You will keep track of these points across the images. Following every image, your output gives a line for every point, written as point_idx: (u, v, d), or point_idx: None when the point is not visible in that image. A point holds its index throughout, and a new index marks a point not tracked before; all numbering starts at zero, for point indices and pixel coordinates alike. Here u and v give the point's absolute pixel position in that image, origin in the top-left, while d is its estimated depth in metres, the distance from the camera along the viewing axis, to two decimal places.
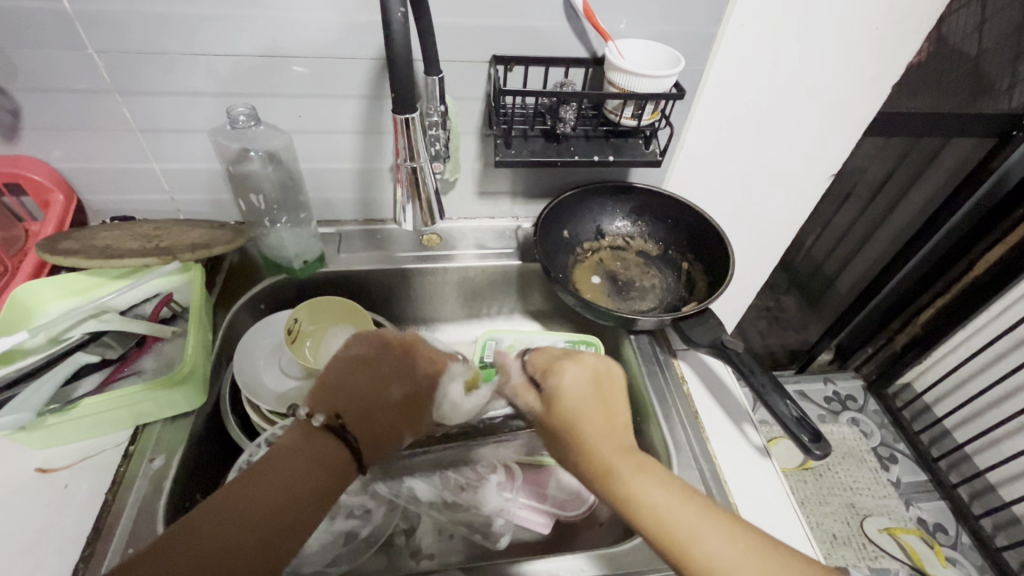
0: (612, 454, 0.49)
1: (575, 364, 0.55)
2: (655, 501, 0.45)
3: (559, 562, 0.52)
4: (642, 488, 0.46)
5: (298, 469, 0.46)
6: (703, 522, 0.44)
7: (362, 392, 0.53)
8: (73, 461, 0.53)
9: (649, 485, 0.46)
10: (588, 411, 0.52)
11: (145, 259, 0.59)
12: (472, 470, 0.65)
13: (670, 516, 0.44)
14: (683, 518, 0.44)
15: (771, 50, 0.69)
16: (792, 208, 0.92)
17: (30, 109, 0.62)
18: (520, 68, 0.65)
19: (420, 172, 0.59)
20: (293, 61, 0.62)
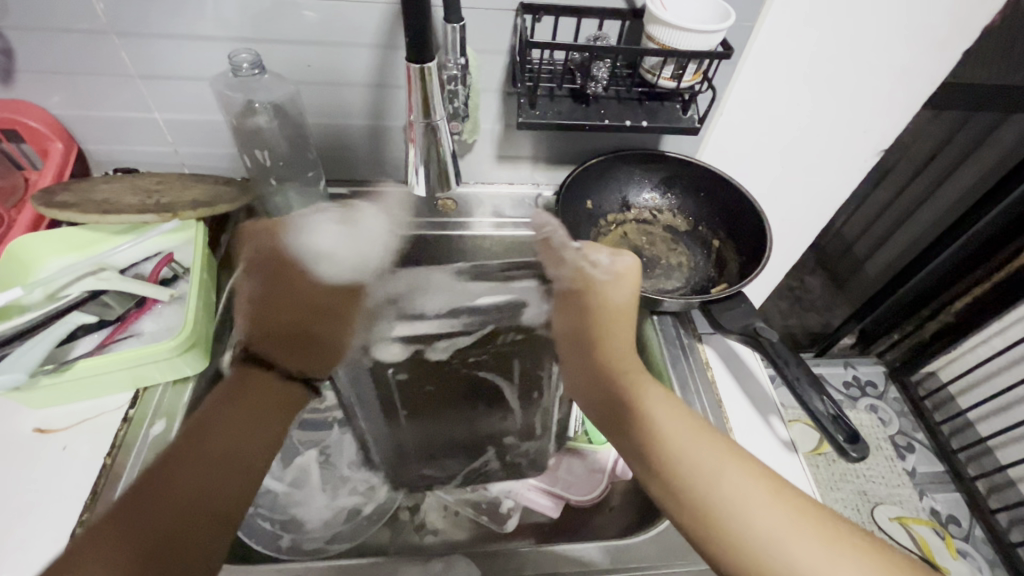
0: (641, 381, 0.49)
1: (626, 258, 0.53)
2: (667, 425, 0.47)
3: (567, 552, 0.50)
4: (663, 417, 0.47)
5: (251, 408, 0.48)
6: (725, 464, 0.44)
7: (282, 321, 0.53)
8: (71, 423, 0.51)
9: (664, 411, 0.47)
10: (618, 332, 0.52)
11: (144, 216, 0.56)
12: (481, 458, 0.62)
13: (683, 446, 0.45)
14: (702, 456, 0.44)
15: (833, 5, 0.62)
16: (834, 186, 0.85)
17: (24, 50, 0.58)
18: (550, 18, 0.59)
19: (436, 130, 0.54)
20: (302, 4, 0.57)
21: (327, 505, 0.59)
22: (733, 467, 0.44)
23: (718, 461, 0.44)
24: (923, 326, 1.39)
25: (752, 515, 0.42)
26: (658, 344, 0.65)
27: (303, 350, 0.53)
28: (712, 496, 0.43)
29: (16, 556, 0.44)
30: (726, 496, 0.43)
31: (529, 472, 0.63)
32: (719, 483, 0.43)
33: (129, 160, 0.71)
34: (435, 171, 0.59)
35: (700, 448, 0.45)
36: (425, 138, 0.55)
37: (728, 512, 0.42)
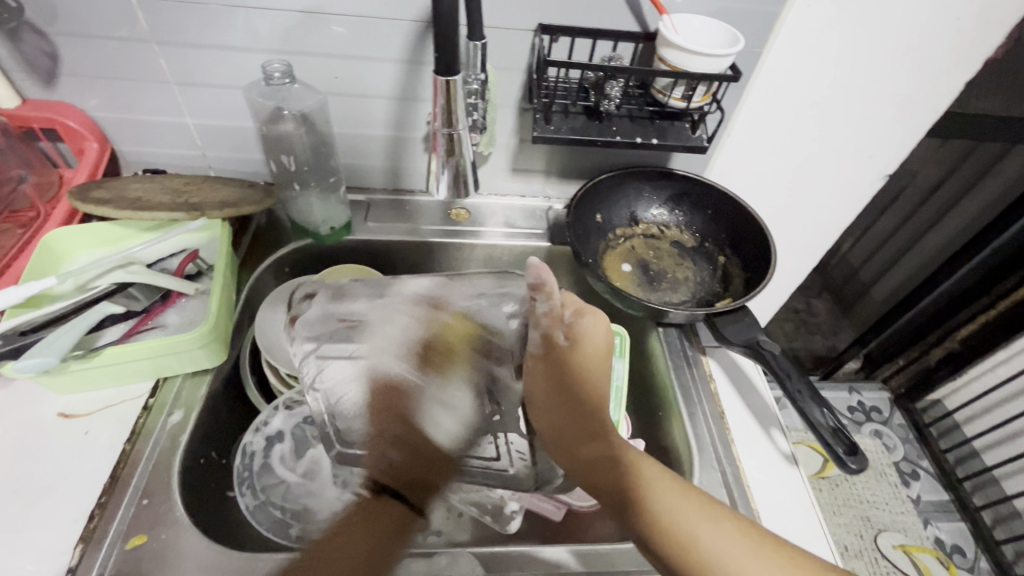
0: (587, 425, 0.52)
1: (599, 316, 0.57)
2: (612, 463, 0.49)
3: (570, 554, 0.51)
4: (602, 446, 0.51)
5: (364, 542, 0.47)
6: (667, 487, 0.47)
7: (423, 452, 0.53)
8: (94, 409, 0.53)
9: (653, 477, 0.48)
10: (558, 380, 0.55)
11: (173, 214, 0.59)
12: None
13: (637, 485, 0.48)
14: (649, 480, 0.48)
15: (835, 35, 0.64)
16: (838, 208, 0.87)
17: (69, 55, 0.62)
18: (566, 39, 0.62)
19: (457, 139, 0.56)
20: (332, 20, 0.60)
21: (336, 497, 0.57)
22: (674, 492, 0.47)
23: (665, 490, 0.47)
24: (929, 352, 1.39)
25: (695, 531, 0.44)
26: (663, 355, 0.67)
27: (402, 477, 0.51)
28: (688, 534, 0.44)
29: (36, 535, 0.45)
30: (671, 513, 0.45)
31: None
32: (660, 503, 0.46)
33: (159, 161, 0.74)
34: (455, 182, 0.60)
35: (646, 477, 0.48)
36: (446, 148, 0.57)
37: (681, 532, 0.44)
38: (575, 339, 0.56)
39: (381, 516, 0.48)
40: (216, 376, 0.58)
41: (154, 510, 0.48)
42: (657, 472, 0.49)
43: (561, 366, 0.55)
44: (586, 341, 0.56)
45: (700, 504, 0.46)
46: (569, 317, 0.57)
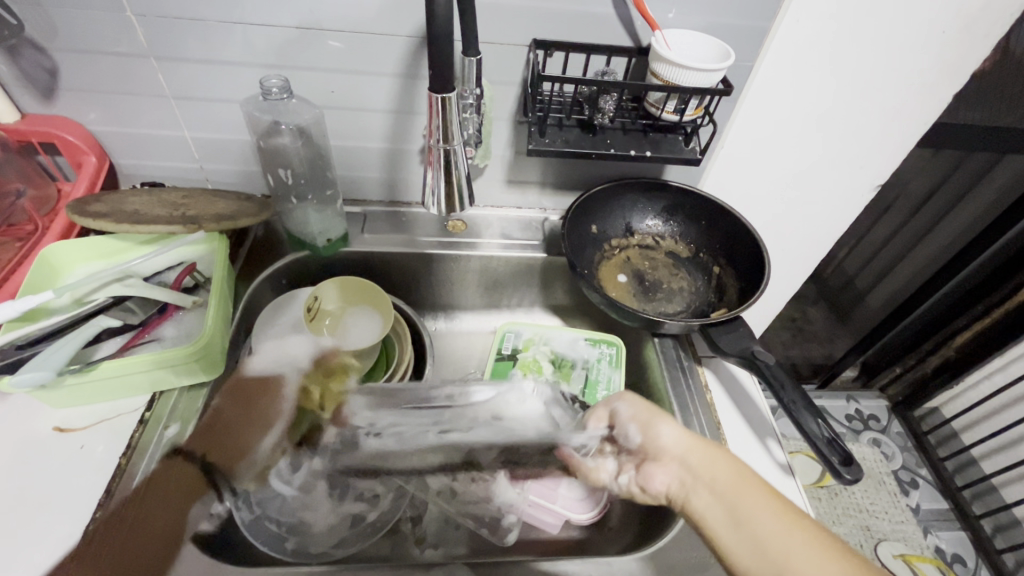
0: (695, 440, 0.51)
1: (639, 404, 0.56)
2: (729, 478, 0.48)
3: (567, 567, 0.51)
4: (714, 460, 0.49)
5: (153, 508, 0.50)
6: (781, 510, 0.45)
7: (234, 428, 0.57)
8: (90, 423, 0.53)
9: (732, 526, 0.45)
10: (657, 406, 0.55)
11: (170, 227, 0.59)
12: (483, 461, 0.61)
13: (740, 503, 0.46)
14: (766, 506, 0.45)
15: (825, 49, 0.66)
16: (832, 217, 0.88)
17: (68, 70, 0.62)
18: (560, 54, 0.63)
19: (453, 154, 0.56)
20: (329, 35, 0.61)
21: (331, 510, 0.57)
22: (789, 516, 0.44)
23: (774, 514, 0.44)
24: (925, 360, 1.39)
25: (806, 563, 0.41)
26: (659, 366, 0.67)
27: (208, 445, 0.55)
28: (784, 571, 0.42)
29: (29, 551, 0.45)
30: (777, 538, 0.43)
31: (532, 487, 0.61)
32: (770, 527, 0.44)
33: (156, 174, 0.75)
34: (450, 194, 0.59)
35: (760, 498, 0.46)
36: (442, 160, 0.56)
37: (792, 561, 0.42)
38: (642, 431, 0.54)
39: (172, 506, 0.51)
40: (212, 390, 0.58)
41: None
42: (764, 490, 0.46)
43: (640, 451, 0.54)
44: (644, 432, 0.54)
45: (810, 528, 0.44)
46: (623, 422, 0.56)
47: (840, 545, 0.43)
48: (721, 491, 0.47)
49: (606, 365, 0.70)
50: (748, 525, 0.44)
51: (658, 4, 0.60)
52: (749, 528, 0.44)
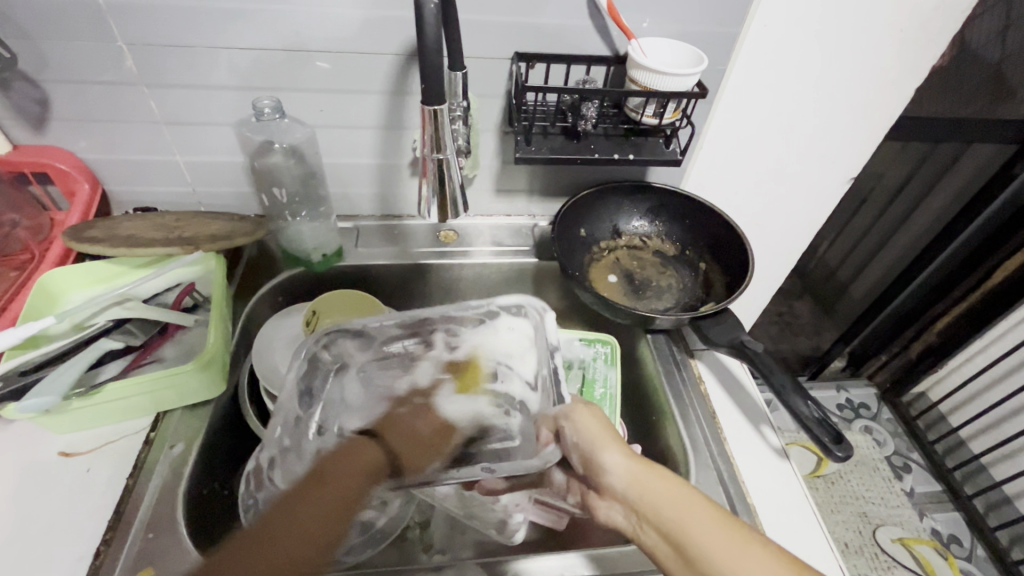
0: (637, 472, 0.48)
1: (575, 424, 0.52)
2: (675, 516, 0.45)
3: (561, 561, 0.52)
4: (655, 493, 0.47)
5: (353, 470, 0.45)
6: (729, 542, 0.43)
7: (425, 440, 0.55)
8: (95, 446, 0.54)
9: (702, 541, 0.43)
10: (603, 434, 0.51)
11: (168, 248, 0.60)
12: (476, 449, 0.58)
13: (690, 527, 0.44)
14: (712, 541, 0.43)
15: (791, 51, 0.69)
16: (810, 210, 0.91)
17: (58, 100, 0.63)
18: (542, 65, 0.66)
19: (446, 164, 0.57)
20: (317, 56, 0.63)
21: None
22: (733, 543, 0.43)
23: (718, 546, 0.43)
24: (909, 347, 1.43)
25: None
26: (653, 362, 0.68)
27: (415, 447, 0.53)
28: None
29: None
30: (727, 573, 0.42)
31: None
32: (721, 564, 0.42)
33: (149, 200, 0.76)
34: (443, 202, 0.61)
35: (702, 531, 0.44)
36: (436, 174, 0.58)
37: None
38: (585, 453, 0.51)
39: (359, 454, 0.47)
40: (216, 407, 0.59)
41: (159, 544, 0.48)
42: (704, 516, 0.45)
43: (594, 479, 0.51)
44: (596, 458, 0.50)
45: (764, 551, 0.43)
46: (565, 441, 0.53)
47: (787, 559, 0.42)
48: (667, 531, 0.45)
49: (602, 363, 0.71)
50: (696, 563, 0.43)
51: (632, 14, 0.63)
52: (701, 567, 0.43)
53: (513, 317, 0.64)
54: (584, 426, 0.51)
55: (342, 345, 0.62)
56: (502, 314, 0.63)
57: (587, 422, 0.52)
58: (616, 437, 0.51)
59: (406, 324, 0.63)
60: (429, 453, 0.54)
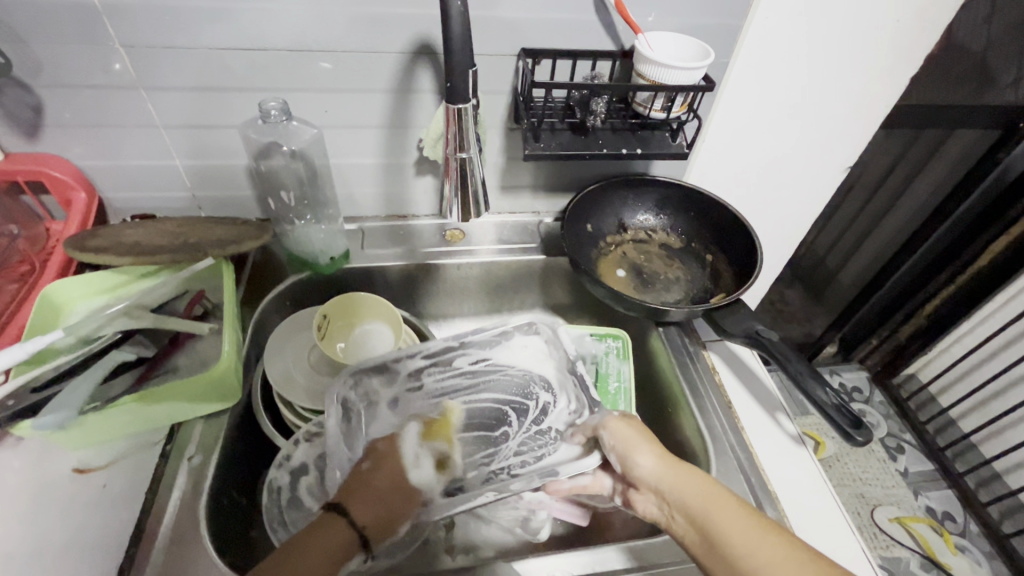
0: (669, 467, 0.50)
1: (612, 424, 0.53)
2: (701, 505, 0.47)
3: (590, 558, 0.53)
4: (682, 486, 0.48)
5: (327, 544, 0.44)
6: (751, 531, 0.44)
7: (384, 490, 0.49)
8: (111, 461, 0.52)
9: (726, 529, 0.45)
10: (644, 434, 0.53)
11: (174, 256, 0.59)
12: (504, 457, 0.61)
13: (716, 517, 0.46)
14: (737, 526, 0.45)
15: (791, 40, 0.69)
16: (808, 199, 0.93)
17: (53, 105, 0.61)
18: (548, 60, 0.65)
19: (469, 162, 0.58)
20: (321, 56, 0.62)
21: None
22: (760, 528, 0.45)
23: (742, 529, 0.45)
24: (898, 330, 1.47)
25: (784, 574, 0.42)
26: (666, 355, 0.69)
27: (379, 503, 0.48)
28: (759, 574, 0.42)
29: None
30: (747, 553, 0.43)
31: None
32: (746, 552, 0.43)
33: (146, 206, 0.74)
34: (464, 198, 0.61)
35: (725, 518, 0.45)
36: (458, 173, 0.59)
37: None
38: (621, 452, 0.52)
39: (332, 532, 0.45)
40: (232, 416, 0.58)
41: (184, 558, 0.47)
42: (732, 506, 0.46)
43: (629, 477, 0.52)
44: (631, 457, 0.51)
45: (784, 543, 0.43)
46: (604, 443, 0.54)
47: (810, 550, 0.43)
48: (694, 519, 0.46)
49: (615, 357, 0.72)
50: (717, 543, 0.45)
51: (638, 8, 0.63)
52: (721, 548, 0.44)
53: (525, 335, 0.68)
54: (619, 428, 0.53)
55: (369, 382, 0.61)
56: (515, 333, 0.68)
57: (624, 425, 0.53)
58: (651, 438, 0.53)
59: (422, 353, 0.64)
60: (404, 500, 0.50)
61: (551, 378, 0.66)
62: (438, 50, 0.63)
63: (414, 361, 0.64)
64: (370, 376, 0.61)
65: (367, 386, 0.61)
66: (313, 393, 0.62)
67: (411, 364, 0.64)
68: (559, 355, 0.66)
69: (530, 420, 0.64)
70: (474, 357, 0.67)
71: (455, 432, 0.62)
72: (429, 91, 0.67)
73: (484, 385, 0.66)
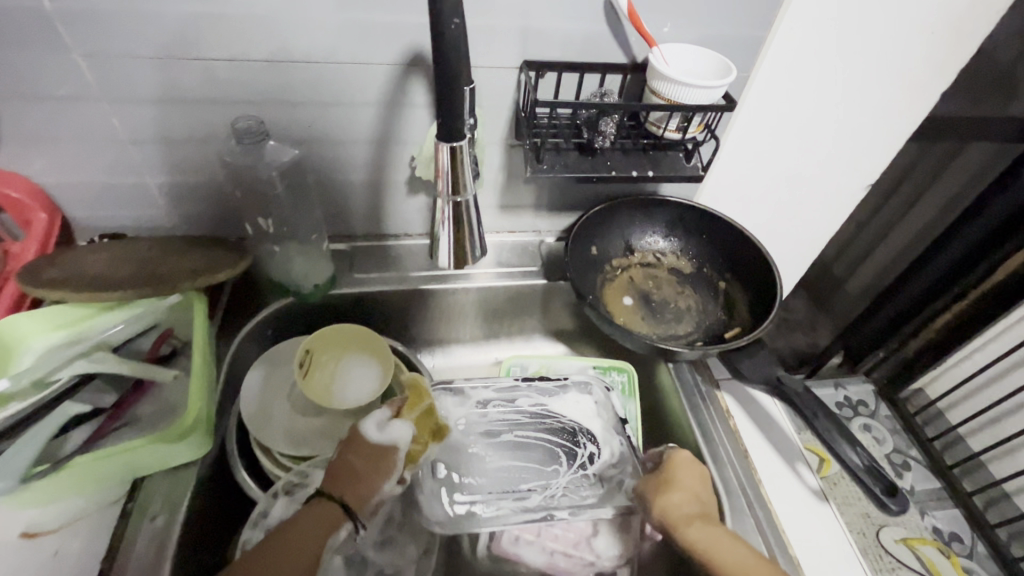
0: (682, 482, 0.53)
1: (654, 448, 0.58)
2: (681, 500, 0.51)
3: None
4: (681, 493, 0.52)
5: (304, 531, 0.44)
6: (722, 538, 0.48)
7: (360, 466, 0.48)
8: (63, 524, 0.47)
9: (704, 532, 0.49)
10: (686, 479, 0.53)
11: (140, 291, 0.53)
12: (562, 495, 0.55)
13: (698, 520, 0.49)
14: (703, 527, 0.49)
15: (818, 54, 0.64)
16: (826, 216, 0.87)
17: (6, 119, 0.56)
18: (552, 73, 0.59)
19: (464, 206, 0.51)
20: (303, 67, 0.56)
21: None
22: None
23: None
24: None
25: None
26: (677, 396, 0.64)
27: (353, 479, 0.47)
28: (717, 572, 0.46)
29: None
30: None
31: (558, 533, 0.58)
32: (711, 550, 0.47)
33: (115, 225, 0.68)
34: (460, 243, 0.54)
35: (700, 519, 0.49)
36: (452, 218, 0.52)
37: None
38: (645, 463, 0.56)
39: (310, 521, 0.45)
40: (204, 468, 0.53)
41: None
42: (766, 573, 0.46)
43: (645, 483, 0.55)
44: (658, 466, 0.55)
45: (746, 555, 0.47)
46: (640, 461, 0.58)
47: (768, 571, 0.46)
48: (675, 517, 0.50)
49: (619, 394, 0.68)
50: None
51: (653, 17, 0.57)
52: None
53: (580, 391, 0.65)
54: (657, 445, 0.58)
55: (442, 402, 0.62)
56: (570, 387, 0.65)
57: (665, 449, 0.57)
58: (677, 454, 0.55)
59: (491, 385, 0.64)
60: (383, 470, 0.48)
61: (602, 432, 0.61)
62: (432, 61, 0.57)
63: (484, 390, 0.63)
64: (443, 398, 0.62)
65: (440, 404, 0.61)
66: (295, 437, 0.58)
67: (483, 393, 0.63)
68: (611, 415, 0.62)
69: (581, 457, 0.58)
70: (536, 393, 0.64)
71: (511, 460, 0.58)
72: (422, 105, 0.61)
73: (540, 426, 0.61)
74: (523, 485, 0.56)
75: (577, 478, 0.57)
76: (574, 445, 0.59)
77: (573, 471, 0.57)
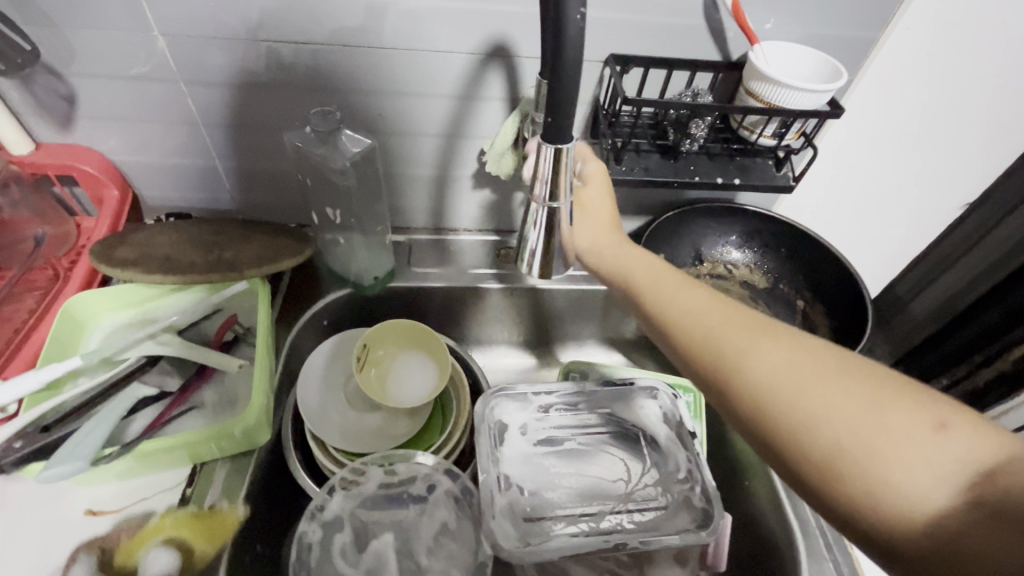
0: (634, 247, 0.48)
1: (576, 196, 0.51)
2: (690, 316, 0.41)
3: None
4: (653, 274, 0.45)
5: None
6: (736, 325, 0.38)
7: None
8: (124, 504, 0.48)
9: (715, 319, 0.39)
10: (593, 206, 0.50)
11: (208, 275, 0.53)
12: (623, 518, 0.54)
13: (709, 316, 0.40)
14: (713, 318, 0.40)
15: (935, 58, 0.58)
16: (913, 235, 0.81)
17: (86, 96, 0.56)
18: (639, 69, 0.55)
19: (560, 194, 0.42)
20: (380, 53, 0.54)
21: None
22: (806, 367, 0.35)
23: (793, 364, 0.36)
24: None
25: (884, 423, 0.32)
26: None
27: None
28: (774, 405, 0.35)
29: None
30: (825, 422, 0.33)
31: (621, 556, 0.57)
32: (756, 367, 0.36)
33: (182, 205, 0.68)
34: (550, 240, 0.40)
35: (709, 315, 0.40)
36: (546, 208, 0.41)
37: (878, 482, 0.31)
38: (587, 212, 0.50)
39: None
40: (262, 457, 0.52)
41: None
42: (756, 330, 0.38)
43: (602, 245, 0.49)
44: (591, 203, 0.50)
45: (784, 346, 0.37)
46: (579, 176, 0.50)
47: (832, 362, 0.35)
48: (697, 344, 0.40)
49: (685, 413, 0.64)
50: (776, 423, 0.35)
51: (756, 13, 0.52)
52: (786, 428, 0.35)
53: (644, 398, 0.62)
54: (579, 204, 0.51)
55: (504, 406, 0.59)
56: (635, 391, 0.62)
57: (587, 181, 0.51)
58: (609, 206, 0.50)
59: (552, 392, 0.61)
60: None
61: (665, 450, 0.58)
62: (513, 52, 0.54)
63: (548, 395, 0.60)
64: (501, 401, 0.59)
65: (495, 401, 0.59)
66: (351, 435, 0.56)
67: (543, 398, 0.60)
68: (676, 428, 0.59)
69: (648, 470, 0.57)
70: (599, 400, 0.61)
71: (572, 473, 0.57)
72: (497, 98, 0.58)
73: (603, 438, 0.60)
74: (592, 506, 0.55)
75: (638, 497, 0.55)
76: (637, 463, 0.58)
77: (633, 491, 0.56)
